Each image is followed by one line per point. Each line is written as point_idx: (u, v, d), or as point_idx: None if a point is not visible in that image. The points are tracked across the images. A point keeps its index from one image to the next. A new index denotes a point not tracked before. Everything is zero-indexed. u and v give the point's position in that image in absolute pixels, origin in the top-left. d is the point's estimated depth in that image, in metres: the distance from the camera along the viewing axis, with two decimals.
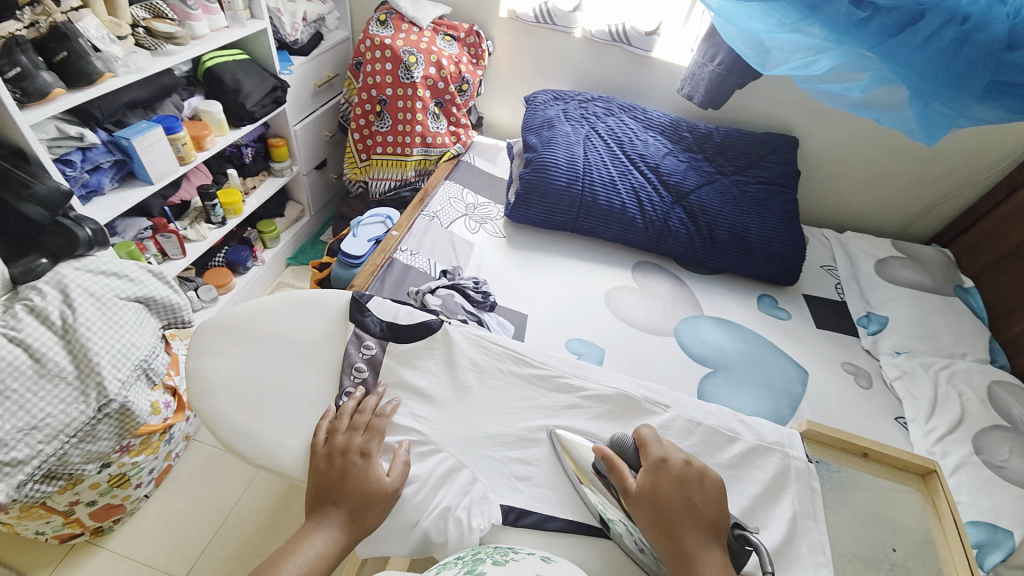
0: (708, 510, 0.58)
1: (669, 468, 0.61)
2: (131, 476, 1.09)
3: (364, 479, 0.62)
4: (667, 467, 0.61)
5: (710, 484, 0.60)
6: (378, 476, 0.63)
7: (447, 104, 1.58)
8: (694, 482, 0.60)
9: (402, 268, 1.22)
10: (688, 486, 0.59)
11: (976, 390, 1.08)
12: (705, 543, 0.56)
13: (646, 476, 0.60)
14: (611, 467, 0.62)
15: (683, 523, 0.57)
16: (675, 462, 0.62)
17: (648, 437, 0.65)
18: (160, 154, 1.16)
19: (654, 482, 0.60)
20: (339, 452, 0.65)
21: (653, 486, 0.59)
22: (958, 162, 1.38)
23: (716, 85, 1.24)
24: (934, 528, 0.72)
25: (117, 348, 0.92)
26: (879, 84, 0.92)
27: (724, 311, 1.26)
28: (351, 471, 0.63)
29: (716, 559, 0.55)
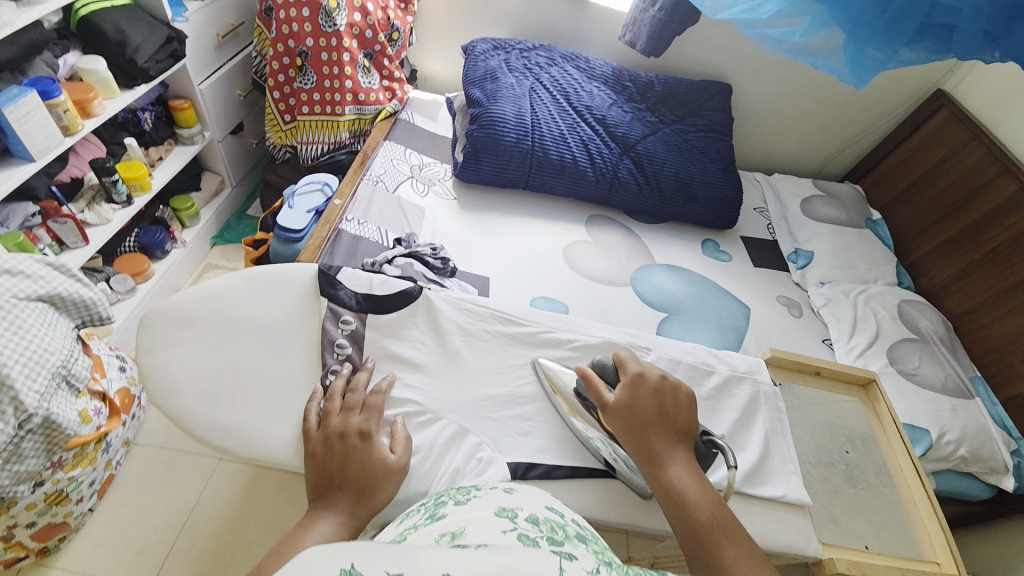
0: (677, 415, 0.63)
1: (647, 382, 0.64)
2: (69, 492, 0.98)
3: (369, 459, 0.58)
4: (645, 381, 0.64)
5: (680, 391, 0.65)
6: (382, 455, 0.59)
7: (377, 56, 1.45)
8: (668, 392, 0.64)
9: (351, 238, 1.14)
10: (662, 398, 0.63)
11: (888, 309, 1.23)
12: (673, 442, 0.61)
13: (623, 392, 0.64)
14: (587, 383, 0.66)
15: (656, 428, 0.61)
16: (653, 376, 0.65)
17: (626, 356, 0.68)
18: (39, 124, 0.96)
19: (632, 397, 0.63)
20: (337, 435, 0.60)
21: (630, 401, 0.63)
22: (872, 102, 1.50)
23: (657, 33, 1.22)
24: (879, 430, 0.82)
25: (28, 356, 0.79)
26: (817, 30, 0.96)
27: (675, 257, 1.31)
28: (353, 454, 0.59)
29: (682, 454, 0.61)
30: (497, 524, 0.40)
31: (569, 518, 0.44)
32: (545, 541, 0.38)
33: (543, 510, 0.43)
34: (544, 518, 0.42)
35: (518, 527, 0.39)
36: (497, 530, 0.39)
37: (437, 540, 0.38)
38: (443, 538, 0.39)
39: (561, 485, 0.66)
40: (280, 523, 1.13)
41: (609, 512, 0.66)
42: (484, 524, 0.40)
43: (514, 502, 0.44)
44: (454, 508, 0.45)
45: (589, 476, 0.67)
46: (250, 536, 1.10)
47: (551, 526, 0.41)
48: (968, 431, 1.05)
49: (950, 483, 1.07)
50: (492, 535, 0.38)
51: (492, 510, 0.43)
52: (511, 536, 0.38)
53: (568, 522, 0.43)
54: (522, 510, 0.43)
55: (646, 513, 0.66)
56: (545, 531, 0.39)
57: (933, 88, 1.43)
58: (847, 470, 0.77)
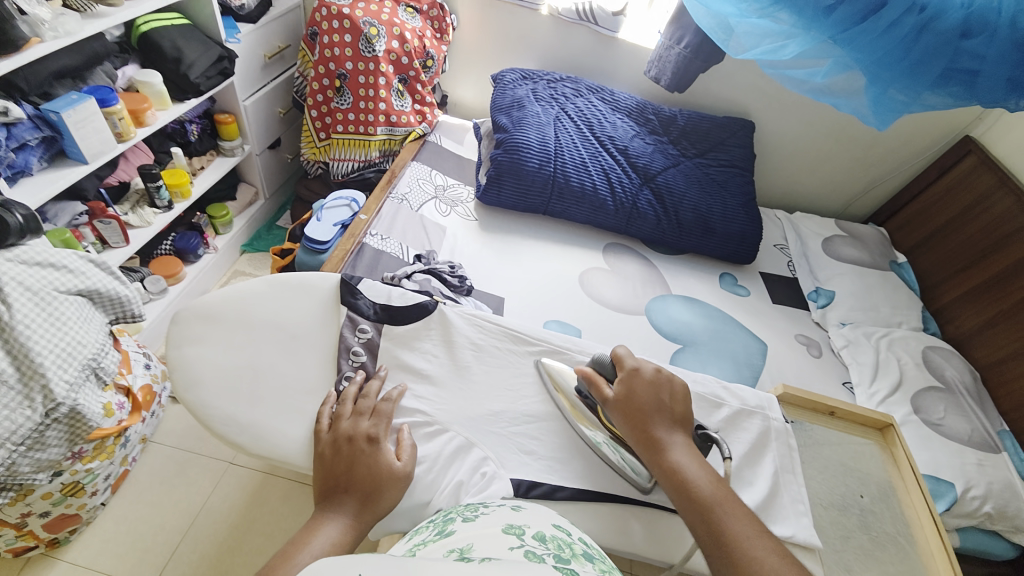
0: (676, 405, 0.65)
1: (643, 375, 0.67)
2: (86, 484, 1.00)
3: (374, 463, 0.59)
4: (640, 375, 0.67)
5: (677, 385, 0.67)
6: (388, 460, 0.60)
7: (411, 81, 1.52)
8: (665, 384, 0.67)
9: (373, 252, 1.18)
10: (660, 388, 0.66)
11: (912, 355, 1.20)
12: (672, 430, 0.63)
13: (621, 386, 0.67)
14: (590, 382, 0.69)
15: (655, 416, 0.64)
16: (648, 370, 0.68)
17: (623, 353, 0.71)
18: (95, 130, 1.04)
19: (630, 389, 0.66)
20: (345, 438, 0.61)
21: (629, 393, 0.66)
22: (898, 145, 1.49)
23: (682, 68, 1.26)
24: (896, 477, 0.79)
25: (61, 347, 0.83)
26: (839, 71, 0.98)
27: (691, 289, 1.31)
28: (360, 458, 0.59)
29: (682, 440, 0.62)
30: (505, 540, 0.40)
31: (574, 536, 0.44)
32: (551, 558, 0.38)
33: (550, 528, 0.43)
34: (552, 536, 0.42)
35: (526, 544, 0.40)
36: (504, 546, 0.39)
37: (446, 555, 0.39)
38: (452, 553, 0.40)
39: (565, 507, 0.66)
40: (282, 530, 1.14)
41: (608, 538, 0.65)
42: (492, 540, 0.40)
43: (522, 520, 0.44)
44: (462, 524, 0.45)
45: (592, 500, 0.66)
46: (254, 541, 1.11)
47: (558, 544, 0.41)
48: (994, 487, 1.00)
49: (974, 541, 1.02)
50: (500, 550, 0.38)
51: (500, 527, 0.43)
52: (518, 552, 0.38)
53: (575, 541, 0.43)
54: (530, 528, 0.43)
55: (645, 541, 0.66)
56: (552, 549, 0.40)
57: (961, 134, 1.42)
58: (861, 516, 0.75)
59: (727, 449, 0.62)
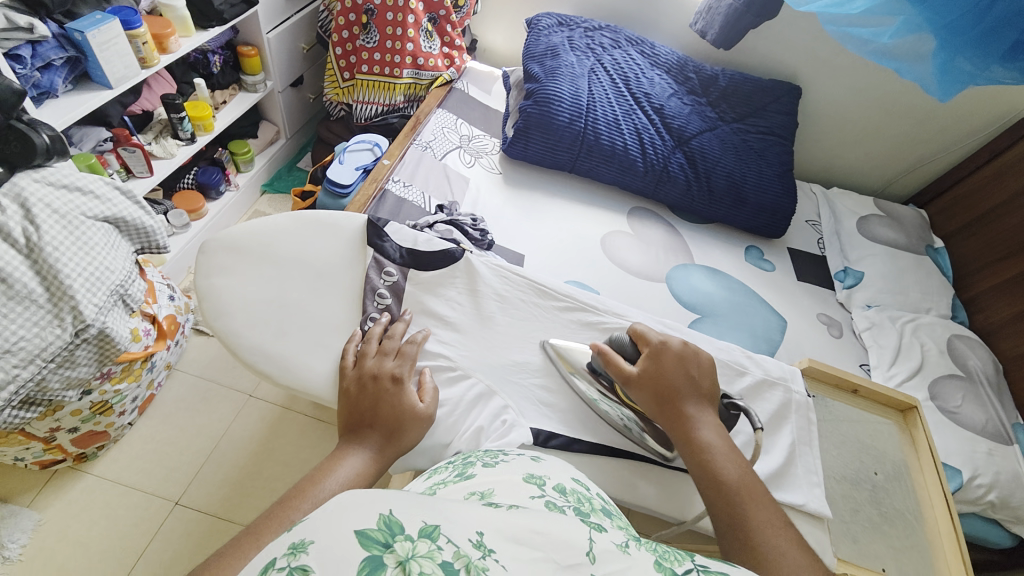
0: (706, 382, 0.64)
1: (670, 349, 0.65)
2: (113, 404, 1.05)
3: (398, 402, 0.60)
4: (668, 349, 0.65)
5: (705, 362, 0.65)
6: (411, 401, 0.61)
7: (441, 21, 1.45)
8: (694, 358, 0.65)
9: (396, 199, 1.16)
10: (690, 364, 0.64)
11: (936, 341, 1.17)
12: (700, 409, 0.61)
13: (647, 363, 0.64)
14: (606, 360, 0.66)
15: (685, 394, 0.62)
16: (675, 344, 0.65)
17: (644, 329, 0.68)
18: (119, 52, 1.01)
19: (658, 365, 0.63)
20: (370, 376, 0.62)
21: (655, 368, 0.63)
22: (953, 121, 1.40)
23: (731, 22, 1.17)
24: (912, 457, 0.79)
25: (89, 271, 0.85)
26: (907, 33, 0.90)
27: (715, 260, 1.28)
28: (384, 396, 0.60)
29: (711, 420, 0.61)
30: (526, 488, 0.41)
31: (592, 491, 0.45)
32: (571, 511, 0.38)
33: (570, 481, 0.44)
34: (571, 489, 0.43)
35: (546, 494, 0.40)
36: (525, 494, 0.40)
37: (466, 497, 0.40)
38: (472, 496, 0.40)
39: (581, 458, 0.67)
40: (297, 462, 1.19)
41: (621, 491, 0.67)
42: (513, 487, 0.41)
43: (542, 471, 0.45)
44: (482, 469, 0.46)
45: (606, 455, 0.68)
46: (270, 469, 1.17)
47: (578, 498, 0.41)
48: (1002, 477, 1.00)
49: (972, 527, 1.02)
50: (521, 499, 0.39)
51: (520, 476, 0.43)
52: (539, 501, 0.39)
53: (593, 496, 0.44)
54: (550, 479, 0.43)
55: (659, 497, 0.67)
56: (572, 502, 0.40)
57: (1022, 113, 1.32)
58: (872, 491, 0.75)
59: (756, 420, 0.64)
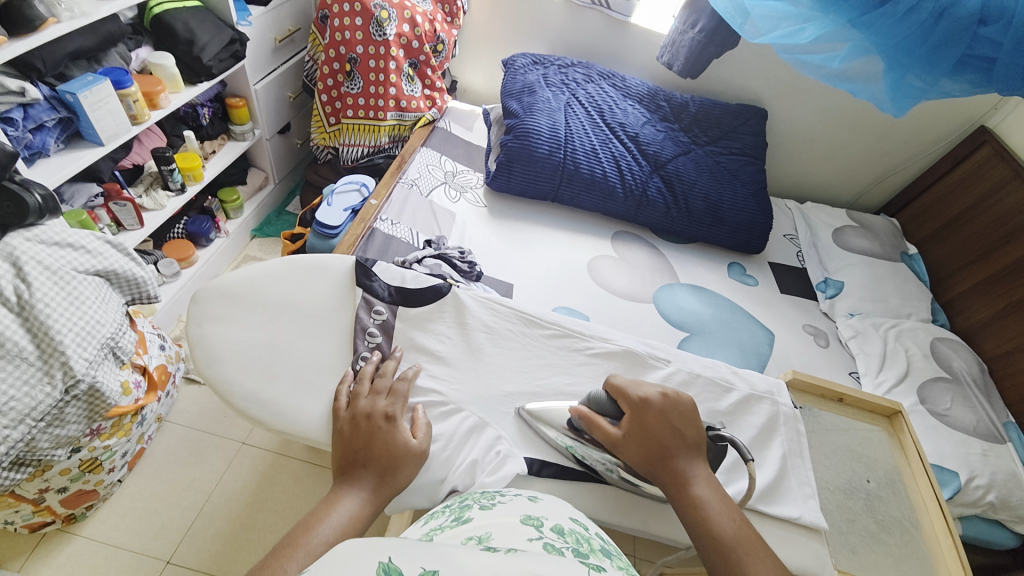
0: (691, 432, 0.63)
1: (651, 405, 0.63)
2: (103, 461, 1.03)
3: (391, 440, 0.60)
4: (649, 404, 0.63)
5: (688, 411, 0.64)
6: (404, 438, 0.61)
7: (421, 66, 1.51)
8: (676, 410, 0.64)
9: (384, 237, 1.18)
10: (673, 416, 0.63)
11: (920, 346, 1.20)
12: (691, 461, 0.61)
13: (629, 423, 0.63)
14: (590, 424, 0.64)
15: (672, 449, 0.61)
16: (655, 398, 0.64)
17: (621, 384, 0.67)
18: (110, 111, 1.04)
19: (642, 423, 0.62)
20: (363, 416, 0.63)
21: (640, 427, 0.62)
22: (912, 134, 1.47)
23: (695, 54, 1.24)
24: (903, 463, 0.80)
25: (81, 325, 0.85)
26: (858, 56, 0.96)
27: (698, 278, 1.31)
28: (378, 434, 0.61)
29: (703, 472, 0.61)
30: (524, 531, 0.41)
31: (591, 531, 0.45)
32: (570, 551, 0.39)
33: (568, 521, 0.45)
34: (570, 529, 0.43)
35: (545, 536, 0.41)
36: (523, 537, 0.40)
37: (465, 542, 0.40)
38: (471, 540, 0.41)
39: (576, 485, 0.68)
40: (294, 509, 1.16)
41: (616, 517, 0.67)
42: (512, 530, 0.41)
43: (539, 511, 0.46)
44: (479, 512, 0.46)
45: (598, 481, 0.68)
46: (267, 518, 1.14)
47: (577, 538, 0.42)
48: (997, 477, 1.01)
49: (976, 530, 1.02)
50: (519, 541, 0.39)
51: (518, 517, 0.44)
52: (537, 544, 0.39)
53: (593, 535, 0.44)
54: (548, 520, 0.44)
55: (659, 520, 0.67)
56: (571, 542, 0.41)
57: (976, 124, 1.40)
58: (867, 500, 0.75)
59: (746, 452, 0.63)
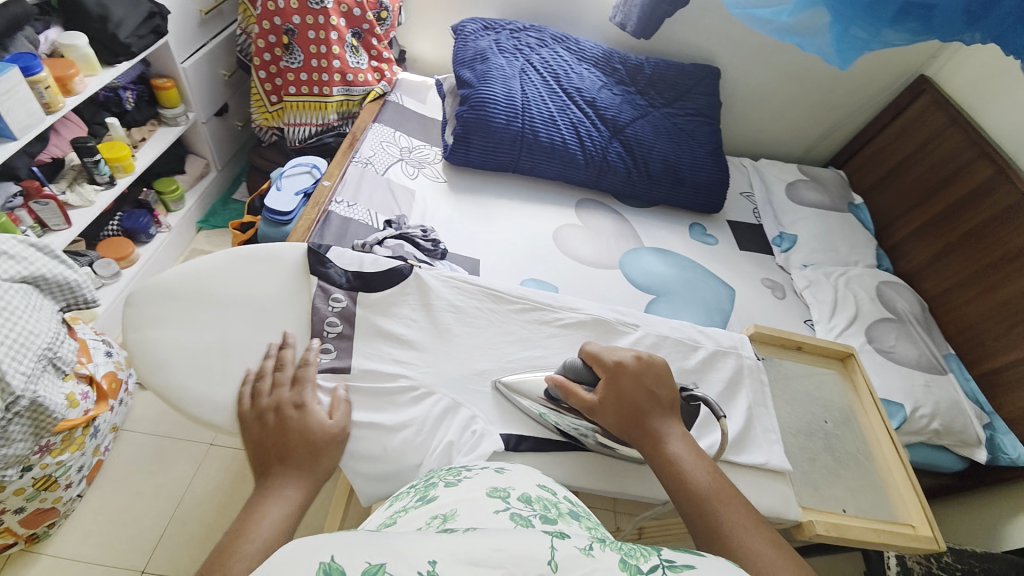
0: (665, 393, 0.64)
1: (626, 369, 0.64)
2: (58, 477, 0.97)
3: (303, 428, 0.60)
4: (624, 368, 0.64)
5: (662, 372, 0.65)
6: (319, 420, 0.61)
7: (365, 35, 1.43)
8: (649, 373, 0.64)
9: (340, 220, 1.14)
10: (648, 379, 0.64)
11: (867, 291, 1.26)
12: (666, 420, 0.63)
13: (605, 388, 0.64)
14: (566, 392, 0.65)
15: (647, 410, 0.62)
16: (630, 362, 0.64)
17: (597, 350, 0.67)
18: (21, 100, 0.94)
19: (617, 387, 0.63)
20: (270, 410, 0.61)
21: (615, 392, 0.63)
22: (857, 86, 1.52)
23: (647, 13, 1.23)
24: (857, 402, 0.86)
25: (13, 336, 0.78)
26: (804, 9, 0.97)
27: (661, 241, 1.33)
28: (289, 424, 0.60)
29: (678, 430, 0.62)
30: (490, 504, 0.41)
31: (560, 495, 0.46)
32: (538, 520, 0.40)
33: (535, 489, 0.45)
34: (537, 496, 0.44)
35: (512, 506, 0.41)
36: (490, 509, 0.41)
37: (426, 524, 0.40)
38: (433, 520, 0.41)
39: (553, 454, 0.69)
40: None
41: (592, 482, 0.68)
42: (476, 504, 0.42)
43: (506, 482, 0.46)
44: (444, 489, 0.46)
45: (571, 448, 0.69)
46: None
47: (544, 505, 0.43)
48: (942, 407, 1.09)
49: (923, 455, 1.12)
50: (484, 515, 0.40)
51: (484, 491, 0.44)
52: (504, 515, 0.40)
53: (561, 500, 0.45)
54: (514, 489, 0.45)
55: (636, 481, 0.69)
56: (538, 510, 0.42)
57: (916, 73, 1.46)
58: (825, 439, 0.80)
59: (717, 408, 0.65)
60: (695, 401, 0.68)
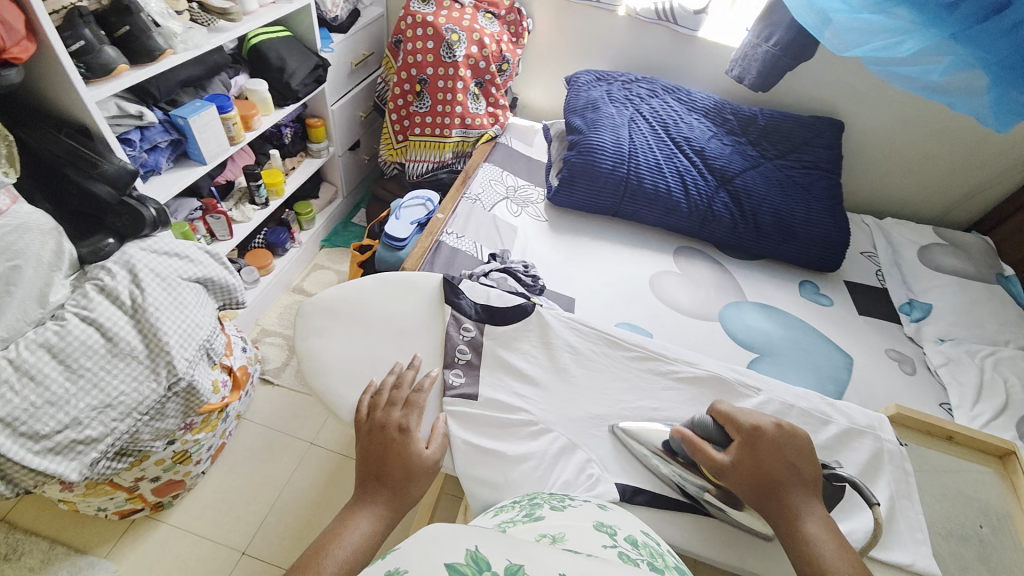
0: (807, 467, 0.60)
1: (765, 435, 0.61)
2: (192, 453, 1.11)
3: (405, 452, 0.61)
4: (762, 433, 0.61)
5: (802, 443, 0.62)
6: (418, 448, 0.63)
7: (486, 85, 1.55)
8: (790, 444, 0.61)
9: (449, 250, 1.22)
10: (788, 449, 0.61)
11: (1021, 376, 1.08)
12: (805, 498, 0.58)
13: (741, 452, 0.60)
14: (694, 449, 0.62)
15: (787, 483, 0.59)
16: (768, 427, 0.62)
17: (728, 410, 0.65)
18: (214, 133, 1.15)
19: (755, 454, 0.60)
20: (379, 427, 0.64)
21: (752, 458, 0.60)
22: (1011, 146, 1.36)
23: (768, 66, 1.21)
24: (1016, 507, 0.72)
25: (183, 328, 0.93)
26: (959, 70, 0.90)
27: (767, 297, 1.26)
28: (393, 446, 0.61)
29: (819, 512, 0.58)
30: (598, 538, 0.41)
31: (664, 548, 0.45)
32: (645, 564, 0.38)
33: (641, 534, 0.44)
34: (643, 542, 0.43)
35: (619, 544, 0.40)
36: (598, 543, 0.40)
37: (538, 539, 0.40)
38: (544, 538, 0.41)
39: (661, 514, 0.65)
40: None
41: (704, 548, 0.64)
42: (585, 534, 0.41)
43: (612, 520, 0.46)
44: (550, 511, 0.47)
45: (685, 509, 0.66)
46: (325, 519, 1.19)
47: (650, 552, 0.41)
48: None
49: None
50: (594, 546, 0.39)
51: (591, 522, 0.44)
52: (611, 551, 0.39)
53: (666, 552, 0.43)
54: (620, 530, 0.44)
55: (756, 555, 0.64)
56: (646, 555, 0.40)
57: None
58: (981, 547, 0.69)
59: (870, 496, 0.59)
60: (839, 482, 0.63)
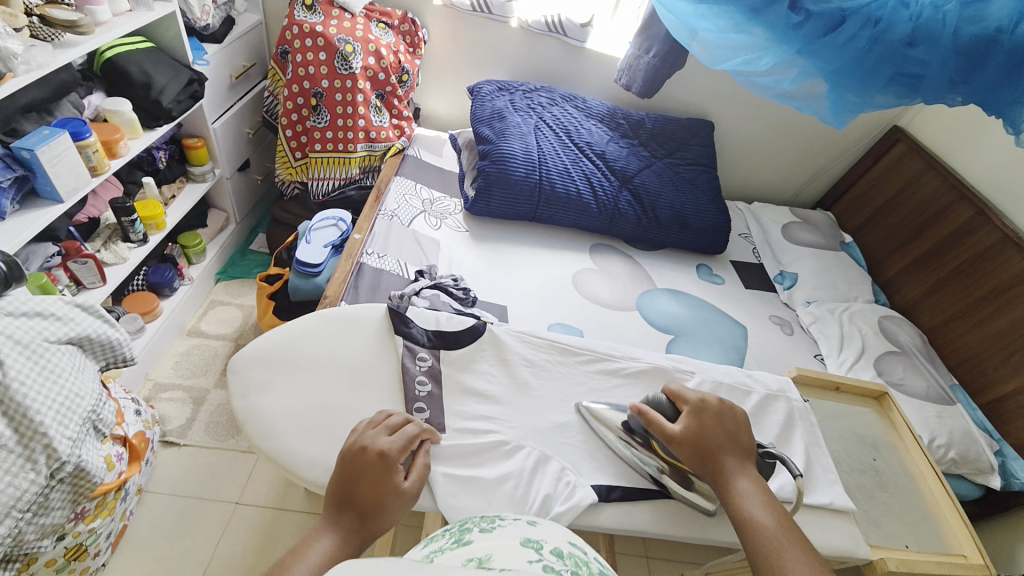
0: (742, 435, 0.68)
1: (709, 407, 0.69)
2: (88, 546, 0.94)
3: (383, 480, 0.58)
4: (707, 405, 0.69)
5: (738, 416, 0.70)
6: (398, 479, 0.59)
7: (388, 96, 1.50)
8: (729, 415, 0.69)
9: (372, 271, 1.17)
10: (729, 419, 0.69)
11: (870, 325, 1.33)
12: (739, 460, 0.66)
13: (687, 421, 0.68)
14: (647, 420, 0.69)
15: (723, 448, 0.66)
16: (713, 401, 0.70)
17: (678, 388, 0.73)
18: (70, 164, 0.96)
19: (699, 423, 0.67)
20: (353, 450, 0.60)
21: (696, 427, 0.67)
22: (839, 138, 1.66)
23: (651, 76, 1.34)
24: (897, 438, 0.90)
25: (60, 402, 0.78)
26: (804, 79, 1.08)
27: (674, 283, 1.40)
28: (365, 472, 0.58)
29: (750, 472, 0.65)
30: (523, 554, 0.42)
31: (589, 554, 0.46)
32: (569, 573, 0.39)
33: (567, 545, 0.45)
34: (568, 552, 0.43)
35: (544, 558, 0.41)
36: (523, 559, 0.41)
37: (466, 564, 0.40)
38: (471, 562, 0.41)
39: (633, 505, 0.70)
40: None
41: (668, 528, 0.70)
42: (511, 552, 0.42)
43: (538, 534, 0.46)
44: (479, 535, 0.46)
45: (648, 497, 0.71)
46: None
47: (575, 561, 0.42)
48: (955, 436, 1.14)
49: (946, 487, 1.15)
50: (519, 564, 0.40)
51: (518, 540, 0.44)
52: (536, 565, 0.40)
53: (592, 559, 0.44)
54: (546, 542, 0.44)
55: (715, 526, 0.70)
56: (569, 565, 0.41)
57: (890, 124, 1.59)
58: (877, 476, 0.84)
59: (796, 470, 0.67)
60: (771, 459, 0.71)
